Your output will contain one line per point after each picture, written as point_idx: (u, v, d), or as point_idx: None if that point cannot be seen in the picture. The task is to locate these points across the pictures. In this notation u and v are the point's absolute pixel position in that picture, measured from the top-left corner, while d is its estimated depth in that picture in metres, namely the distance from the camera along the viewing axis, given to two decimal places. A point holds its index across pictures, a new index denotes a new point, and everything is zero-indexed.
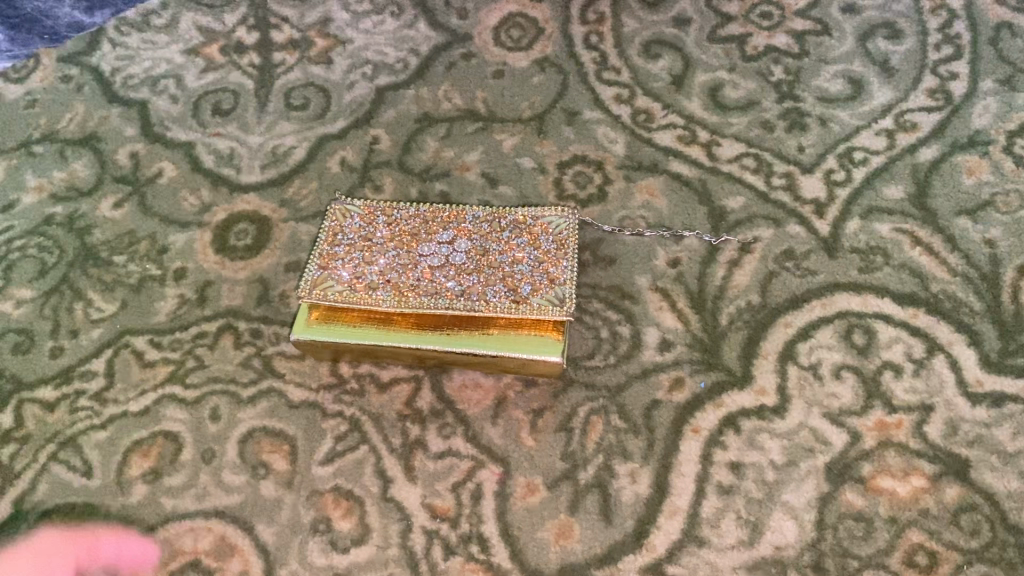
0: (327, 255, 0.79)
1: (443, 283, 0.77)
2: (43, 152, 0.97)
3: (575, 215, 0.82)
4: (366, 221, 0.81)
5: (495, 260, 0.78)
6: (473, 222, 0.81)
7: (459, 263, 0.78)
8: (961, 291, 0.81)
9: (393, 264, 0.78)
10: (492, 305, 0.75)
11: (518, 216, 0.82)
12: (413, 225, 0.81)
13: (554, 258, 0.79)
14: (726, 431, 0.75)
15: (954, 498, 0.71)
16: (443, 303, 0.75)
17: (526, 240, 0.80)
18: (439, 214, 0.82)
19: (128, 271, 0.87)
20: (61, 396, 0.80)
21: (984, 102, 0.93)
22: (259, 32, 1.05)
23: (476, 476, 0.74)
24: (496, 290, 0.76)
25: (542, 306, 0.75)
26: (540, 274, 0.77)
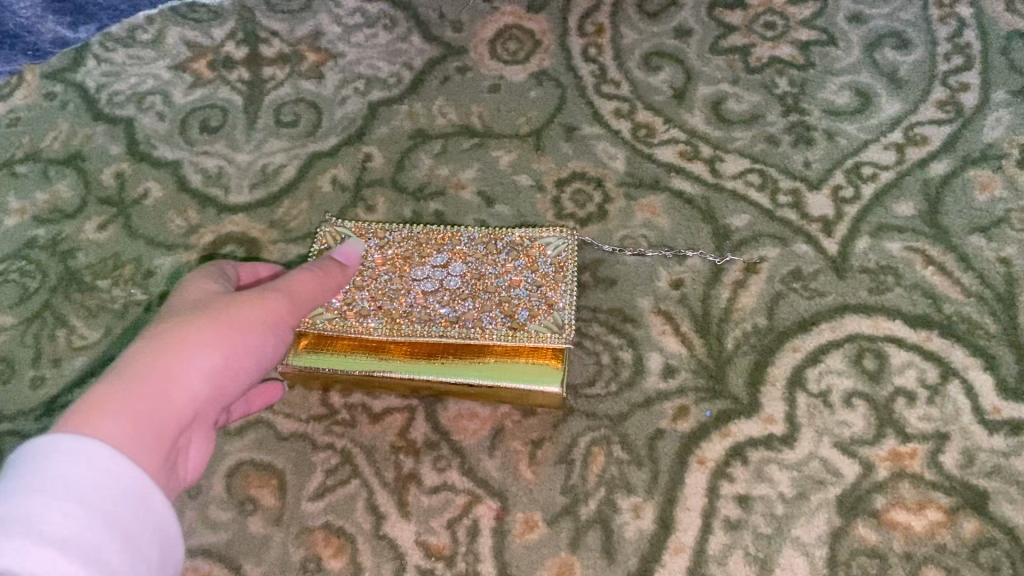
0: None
1: (437, 309, 0.74)
2: (25, 172, 0.94)
3: (575, 236, 0.79)
4: (357, 244, 0.79)
5: (491, 284, 0.76)
6: (468, 244, 0.79)
7: (454, 288, 0.76)
8: (975, 313, 0.78)
9: (385, 289, 0.76)
10: (488, 332, 0.73)
11: (516, 237, 0.79)
12: (406, 248, 0.78)
13: (552, 281, 0.76)
14: (734, 462, 0.72)
15: (973, 532, 0.68)
16: (438, 331, 0.73)
17: (523, 262, 0.77)
18: (433, 236, 0.79)
19: (113, 297, 0.85)
20: (43, 429, 0.77)
21: (996, 114, 0.90)
22: (248, 47, 1.02)
23: (473, 511, 0.71)
24: (492, 316, 0.74)
25: (540, 333, 0.72)
26: (537, 298, 0.75)
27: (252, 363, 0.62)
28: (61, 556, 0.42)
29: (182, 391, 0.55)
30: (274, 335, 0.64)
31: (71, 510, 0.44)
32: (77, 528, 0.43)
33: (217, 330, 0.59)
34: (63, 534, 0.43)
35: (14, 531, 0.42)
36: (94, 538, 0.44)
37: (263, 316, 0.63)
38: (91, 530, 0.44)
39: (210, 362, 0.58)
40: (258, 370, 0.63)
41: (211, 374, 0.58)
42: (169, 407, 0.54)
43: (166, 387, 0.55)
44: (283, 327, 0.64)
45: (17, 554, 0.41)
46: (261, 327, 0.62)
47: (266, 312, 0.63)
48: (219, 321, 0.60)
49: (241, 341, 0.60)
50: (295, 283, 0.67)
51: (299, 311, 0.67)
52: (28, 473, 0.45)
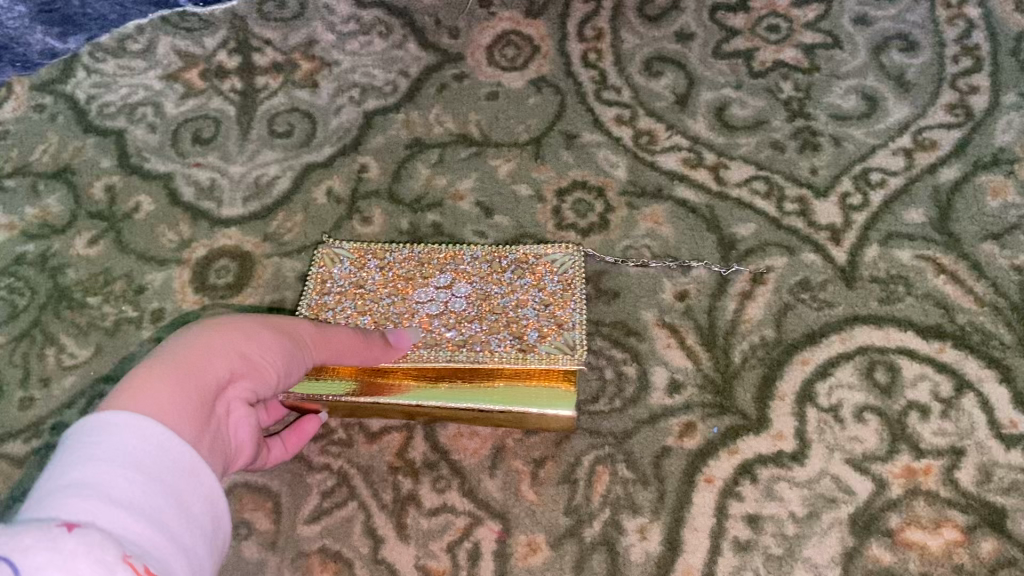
0: (317, 306, 0.75)
1: (442, 333, 0.73)
2: (14, 187, 0.92)
3: (579, 251, 0.77)
4: (356, 265, 0.77)
5: (498, 304, 0.74)
6: (471, 263, 0.77)
7: (459, 310, 0.74)
8: (990, 323, 0.76)
9: (388, 313, 0.74)
10: (496, 355, 0.71)
11: (520, 254, 0.77)
12: (408, 269, 0.77)
13: (560, 298, 0.74)
14: (743, 480, 0.70)
15: (991, 552, 0.66)
16: (445, 355, 0.71)
17: (529, 281, 0.75)
18: (434, 256, 0.78)
19: (103, 313, 0.83)
20: (31, 451, 0.75)
21: (1006, 117, 0.88)
22: (240, 56, 1.00)
23: (473, 534, 0.69)
24: (501, 338, 0.72)
25: (551, 354, 0.70)
26: (546, 318, 0.73)
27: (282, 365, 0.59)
28: (127, 517, 0.40)
29: (219, 364, 0.53)
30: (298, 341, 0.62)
31: (134, 476, 0.42)
32: (138, 492, 0.41)
33: (240, 321, 0.57)
34: (132, 500, 0.41)
35: (82, 494, 0.39)
36: (151, 502, 0.42)
37: (286, 325, 0.62)
38: (150, 494, 0.42)
39: (241, 343, 0.56)
40: (286, 378, 0.61)
41: (244, 358, 0.55)
42: (207, 378, 0.51)
43: (205, 363, 0.52)
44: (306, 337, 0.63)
45: (86, 515, 0.38)
46: (287, 335, 0.61)
47: (287, 323, 0.62)
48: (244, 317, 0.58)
49: (270, 338, 0.58)
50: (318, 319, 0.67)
51: (327, 341, 0.65)
52: (80, 443, 0.42)
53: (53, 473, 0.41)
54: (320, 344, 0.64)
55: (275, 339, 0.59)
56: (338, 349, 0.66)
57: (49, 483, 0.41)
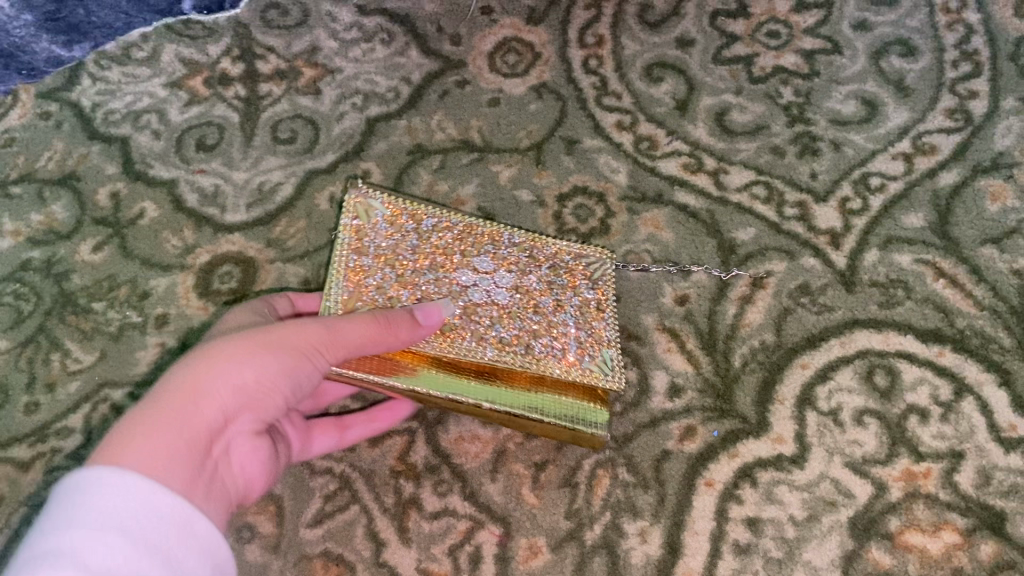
0: (355, 269, 0.73)
1: (484, 324, 0.71)
2: (20, 194, 0.92)
3: (611, 255, 0.76)
4: (393, 225, 0.76)
5: (539, 303, 0.73)
6: (511, 250, 0.76)
7: (502, 301, 0.73)
8: (990, 327, 0.76)
9: (429, 291, 0.72)
10: (542, 362, 0.70)
11: (557, 249, 0.76)
12: (447, 244, 0.75)
13: (596, 308, 0.74)
14: (743, 483, 0.71)
15: (990, 555, 0.66)
16: (488, 351, 0.70)
17: (567, 282, 0.75)
18: (473, 232, 0.76)
19: (108, 319, 0.84)
20: (35, 455, 0.77)
21: (1005, 122, 0.88)
22: (244, 63, 1.00)
23: (474, 537, 0.70)
24: (544, 342, 0.71)
25: (592, 371, 0.70)
26: (586, 328, 0.73)
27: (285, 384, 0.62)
28: None
29: (206, 405, 0.58)
30: (303, 352, 0.62)
31: (109, 542, 0.47)
32: (114, 559, 0.46)
33: (235, 348, 0.60)
34: (107, 567, 0.46)
35: (58, 565, 0.45)
36: (132, 565, 0.47)
37: (293, 340, 0.62)
38: (129, 559, 0.47)
39: (234, 374, 0.59)
40: (298, 391, 0.64)
41: (232, 393, 0.59)
42: (189, 424, 0.57)
43: (189, 409, 0.57)
44: (312, 344, 0.63)
45: None
46: (292, 351, 0.62)
47: (294, 334, 0.62)
48: (244, 342, 0.61)
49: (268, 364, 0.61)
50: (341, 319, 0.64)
51: (338, 338, 0.64)
52: (67, 503, 0.49)
53: (42, 533, 0.47)
54: (332, 347, 0.64)
55: (273, 363, 0.61)
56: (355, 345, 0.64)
57: (37, 544, 0.47)
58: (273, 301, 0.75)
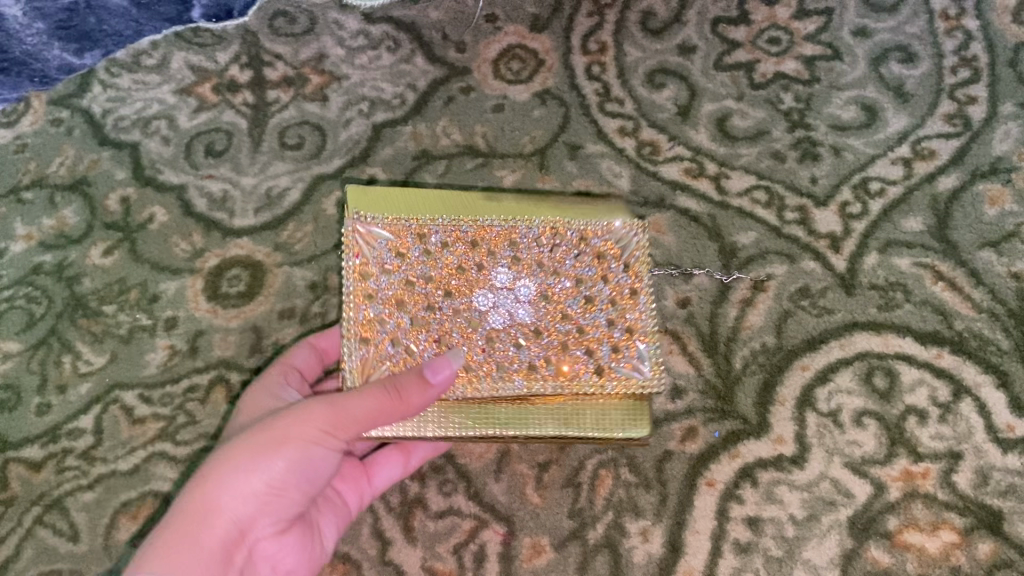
0: (365, 322, 0.65)
1: (511, 352, 0.65)
2: (32, 199, 0.94)
3: (643, 229, 0.70)
4: (398, 253, 0.67)
5: (567, 308, 0.67)
6: (530, 248, 0.69)
7: (525, 320, 0.66)
8: (987, 329, 0.77)
9: (448, 325, 0.65)
10: (576, 383, 0.64)
11: (581, 232, 0.69)
12: (460, 261, 0.68)
13: (628, 296, 0.68)
14: (743, 483, 0.72)
15: (988, 554, 0.67)
16: (518, 386, 0.63)
17: (594, 271, 0.68)
18: (486, 236, 0.69)
19: (118, 322, 0.86)
20: (48, 455, 0.79)
21: (1004, 127, 0.89)
22: (252, 70, 1.02)
23: (479, 536, 0.71)
24: (576, 357, 0.65)
25: (629, 378, 0.65)
26: (618, 326, 0.67)
27: (302, 475, 0.59)
28: None
29: (216, 519, 0.56)
30: (313, 441, 0.58)
31: None
32: None
33: (240, 452, 0.57)
34: None
35: None
36: None
37: (297, 432, 0.58)
38: None
39: (239, 483, 0.57)
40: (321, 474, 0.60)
41: (244, 501, 0.57)
42: (202, 541, 0.55)
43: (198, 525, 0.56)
44: (321, 430, 0.58)
45: None
46: (299, 445, 0.58)
47: (296, 427, 0.58)
48: (247, 443, 0.58)
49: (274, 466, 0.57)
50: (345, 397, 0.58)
51: (348, 417, 0.58)
52: None
53: None
54: (344, 427, 0.58)
55: (280, 462, 0.57)
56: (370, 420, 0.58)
57: None
58: (290, 359, 0.74)
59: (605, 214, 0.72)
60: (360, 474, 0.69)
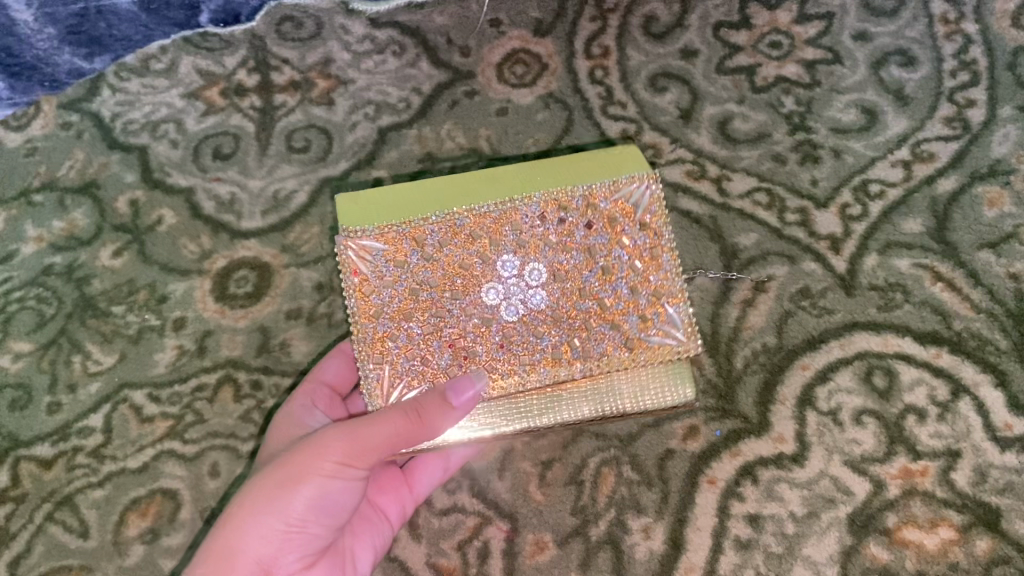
0: (375, 339, 0.63)
1: (532, 343, 0.63)
2: (42, 202, 0.95)
3: (655, 180, 0.65)
4: (396, 262, 0.63)
5: (583, 283, 0.64)
6: (534, 227, 0.64)
7: (541, 307, 0.63)
8: (985, 329, 0.78)
9: (461, 326, 0.63)
10: (605, 362, 0.63)
11: (586, 197, 0.65)
12: (462, 256, 0.64)
13: (647, 257, 0.64)
14: (744, 481, 0.73)
15: (986, 550, 0.69)
16: (545, 376, 0.62)
17: (608, 237, 0.64)
18: (485, 224, 0.64)
19: (128, 322, 0.87)
20: (58, 453, 0.82)
21: (1003, 130, 0.89)
22: (259, 74, 1.02)
23: (482, 533, 0.73)
24: (600, 335, 0.63)
25: (662, 346, 0.63)
26: (643, 291, 0.64)
27: (323, 507, 0.60)
28: None
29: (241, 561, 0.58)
30: (327, 475, 0.59)
31: None
32: None
33: (260, 493, 0.59)
34: None
35: None
36: None
37: (314, 467, 0.59)
38: None
39: (260, 523, 0.58)
40: (344, 502, 0.61)
41: (265, 539, 0.59)
42: None
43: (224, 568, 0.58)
44: (335, 462, 0.59)
45: None
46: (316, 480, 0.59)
47: (312, 463, 0.59)
48: (268, 483, 0.60)
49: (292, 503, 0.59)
50: (360, 427, 0.59)
51: (362, 447, 0.58)
52: None
53: None
54: (359, 456, 0.59)
55: (298, 499, 0.59)
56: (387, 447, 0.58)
57: None
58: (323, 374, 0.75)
59: (613, 169, 0.66)
60: (399, 484, 0.71)
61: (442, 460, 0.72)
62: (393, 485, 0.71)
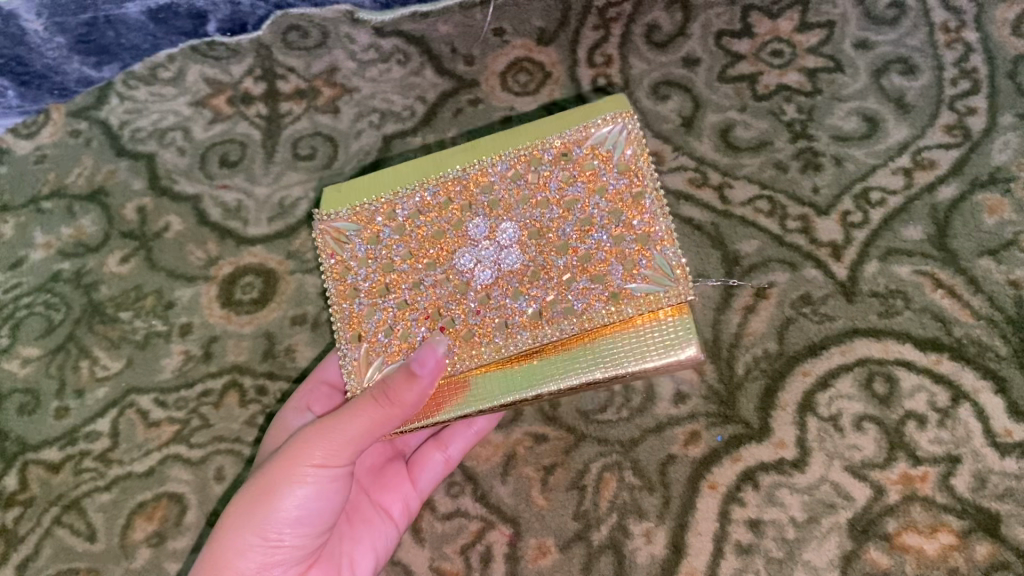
0: (352, 319, 0.62)
1: (508, 305, 0.60)
2: (51, 209, 0.97)
3: (629, 118, 0.61)
4: (369, 240, 0.63)
5: (559, 238, 0.60)
6: (505, 185, 0.62)
7: (516, 267, 0.60)
8: (985, 335, 0.78)
9: (437, 297, 0.61)
10: (586, 317, 0.59)
11: (557, 147, 0.61)
12: (433, 226, 0.62)
13: (628, 202, 0.60)
14: (745, 486, 0.74)
15: (986, 555, 0.69)
16: (525, 339, 0.60)
17: (584, 186, 0.61)
18: (455, 189, 0.62)
19: (134, 328, 0.88)
20: (66, 457, 0.83)
21: (1003, 138, 0.88)
22: (265, 82, 1.03)
23: (485, 537, 0.75)
24: (581, 289, 0.59)
25: (649, 294, 0.59)
26: (625, 237, 0.59)
27: (310, 511, 0.61)
28: None
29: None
30: (306, 476, 0.60)
31: None
32: None
33: (242, 506, 0.60)
34: None
35: None
36: None
37: (290, 472, 0.60)
38: None
39: (244, 537, 0.60)
40: (333, 499, 0.62)
41: (251, 551, 0.60)
42: None
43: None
44: (311, 463, 0.59)
45: None
46: (293, 484, 0.60)
47: (287, 470, 0.60)
48: (249, 495, 0.61)
49: (273, 512, 0.60)
50: (330, 424, 0.59)
51: (337, 444, 0.59)
52: None
53: None
54: (335, 453, 0.59)
55: (277, 506, 0.60)
56: (363, 437, 0.59)
57: None
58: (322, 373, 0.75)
59: (587, 113, 0.62)
60: (402, 478, 0.74)
61: (441, 454, 0.75)
62: (396, 484, 0.74)
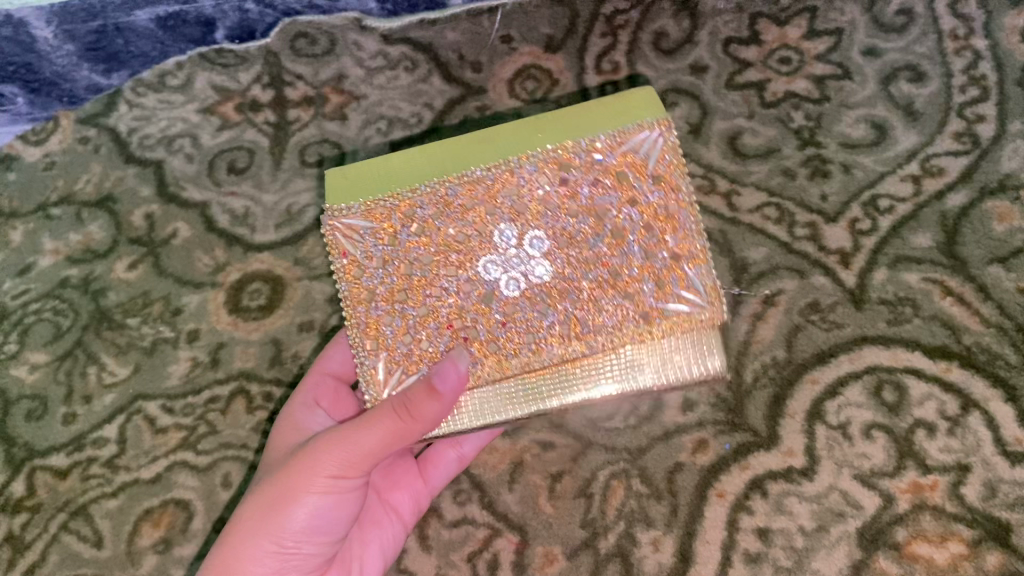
0: (369, 323, 0.60)
1: (536, 319, 0.59)
2: (60, 215, 0.97)
3: (666, 126, 0.59)
4: (385, 240, 0.60)
5: (588, 250, 0.59)
6: (532, 190, 0.60)
7: (545, 279, 0.59)
8: (995, 343, 0.77)
9: (459, 307, 0.60)
10: (617, 335, 0.59)
11: (589, 151, 0.60)
12: (456, 230, 0.60)
13: (663, 216, 0.59)
14: (753, 495, 0.74)
15: (996, 565, 0.69)
16: (554, 354, 0.59)
17: (618, 196, 0.59)
18: (478, 190, 0.60)
19: (142, 334, 0.88)
20: (73, 463, 0.83)
21: (1013, 145, 0.88)
22: (273, 90, 1.04)
23: (493, 545, 0.75)
24: (612, 308, 0.59)
25: (682, 314, 0.59)
26: (659, 254, 0.59)
27: (324, 522, 0.61)
28: None
29: None
30: (322, 487, 0.60)
31: None
32: None
33: (256, 515, 0.60)
34: None
35: None
36: None
37: (307, 483, 0.60)
38: None
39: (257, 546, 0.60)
40: (348, 509, 0.62)
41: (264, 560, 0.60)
42: None
43: None
44: (328, 475, 0.59)
45: None
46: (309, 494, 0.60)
47: (304, 481, 0.60)
48: (263, 504, 0.60)
49: (287, 522, 0.60)
50: (348, 435, 0.58)
51: (354, 457, 0.59)
52: None
53: None
54: (353, 466, 0.59)
55: (293, 516, 0.60)
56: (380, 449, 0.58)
57: None
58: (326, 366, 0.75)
59: (622, 116, 0.60)
60: (416, 477, 0.74)
61: (455, 452, 0.75)
62: (408, 482, 0.73)
